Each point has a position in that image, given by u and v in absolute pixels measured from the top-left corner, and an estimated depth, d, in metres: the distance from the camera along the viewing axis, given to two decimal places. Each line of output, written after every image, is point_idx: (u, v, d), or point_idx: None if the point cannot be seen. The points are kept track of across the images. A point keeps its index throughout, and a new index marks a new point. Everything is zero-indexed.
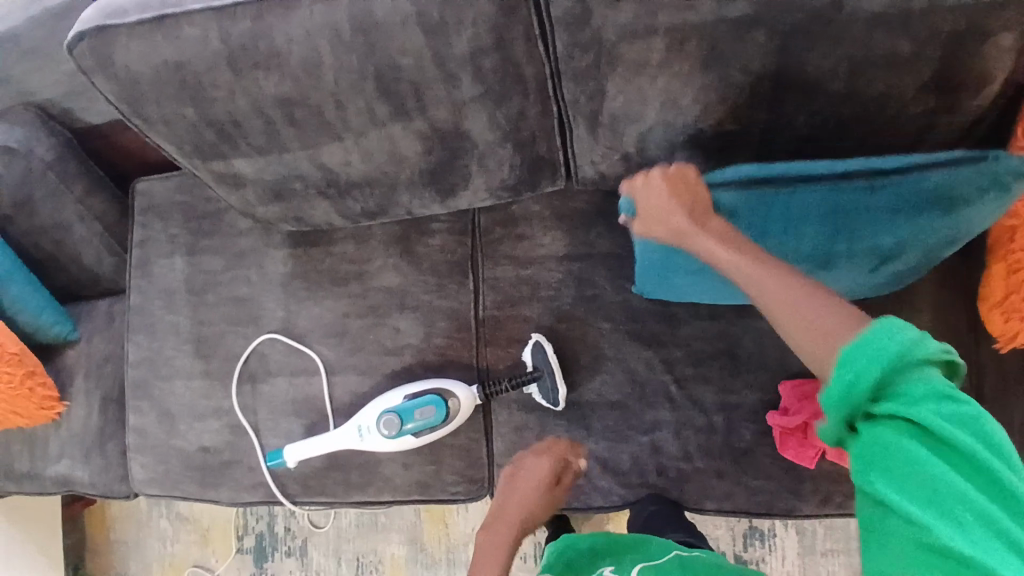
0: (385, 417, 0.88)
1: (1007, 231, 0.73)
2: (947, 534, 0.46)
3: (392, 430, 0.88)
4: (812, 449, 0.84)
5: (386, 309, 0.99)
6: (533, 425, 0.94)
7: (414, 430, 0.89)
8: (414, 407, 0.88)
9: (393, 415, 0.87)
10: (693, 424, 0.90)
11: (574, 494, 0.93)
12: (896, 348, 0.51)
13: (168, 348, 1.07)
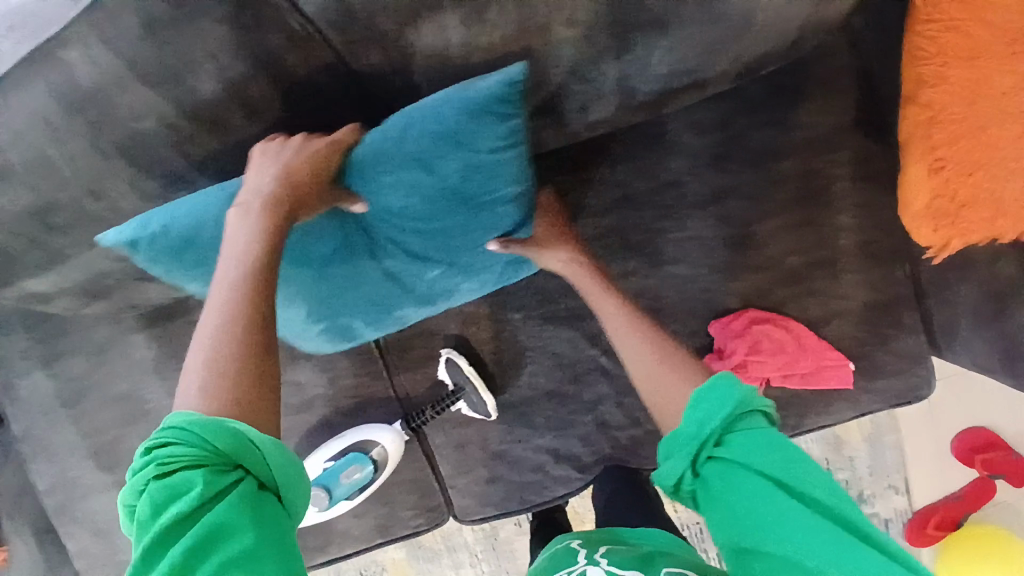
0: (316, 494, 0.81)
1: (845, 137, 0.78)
2: (805, 558, 0.47)
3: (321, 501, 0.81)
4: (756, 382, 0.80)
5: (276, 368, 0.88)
6: (474, 438, 0.88)
7: (346, 492, 0.82)
8: (339, 471, 0.81)
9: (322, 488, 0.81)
10: (633, 390, 0.85)
11: (534, 492, 0.89)
12: (734, 400, 0.54)
13: (69, 468, 0.97)
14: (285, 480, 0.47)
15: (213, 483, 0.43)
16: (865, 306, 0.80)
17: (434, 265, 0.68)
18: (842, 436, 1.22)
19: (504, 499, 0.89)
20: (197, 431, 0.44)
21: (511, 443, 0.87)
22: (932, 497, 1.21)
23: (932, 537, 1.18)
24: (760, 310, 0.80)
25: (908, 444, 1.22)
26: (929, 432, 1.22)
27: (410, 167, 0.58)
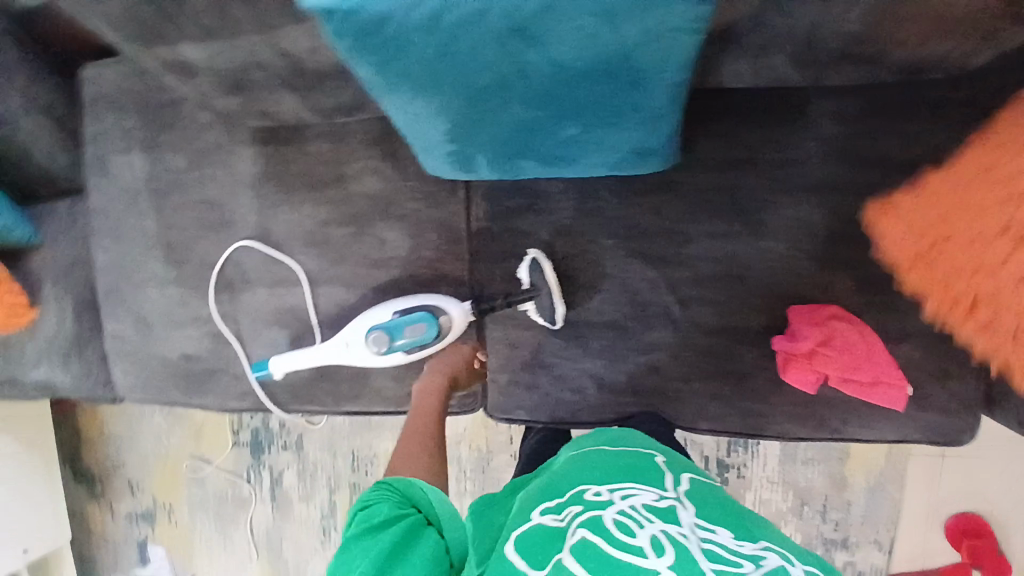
0: (374, 335, 0.83)
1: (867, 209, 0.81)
2: None
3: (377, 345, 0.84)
4: (814, 375, 0.82)
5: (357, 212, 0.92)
6: (527, 342, 0.91)
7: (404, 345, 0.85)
8: (404, 325, 0.84)
9: (383, 333, 0.83)
10: (691, 346, 0.87)
11: (564, 410, 0.92)
12: None
13: (138, 252, 1.01)
14: (444, 510, 0.71)
15: (395, 509, 0.69)
16: (937, 336, 0.83)
17: (572, 125, 0.68)
18: (849, 484, 1.25)
19: (536, 409, 0.93)
20: (390, 485, 0.73)
21: (560, 358, 0.91)
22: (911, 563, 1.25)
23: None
24: (837, 309, 0.83)
25: (904, 509, 1.24)
26: (930, 503, 1.24)
27: (595, 20, 0.56)
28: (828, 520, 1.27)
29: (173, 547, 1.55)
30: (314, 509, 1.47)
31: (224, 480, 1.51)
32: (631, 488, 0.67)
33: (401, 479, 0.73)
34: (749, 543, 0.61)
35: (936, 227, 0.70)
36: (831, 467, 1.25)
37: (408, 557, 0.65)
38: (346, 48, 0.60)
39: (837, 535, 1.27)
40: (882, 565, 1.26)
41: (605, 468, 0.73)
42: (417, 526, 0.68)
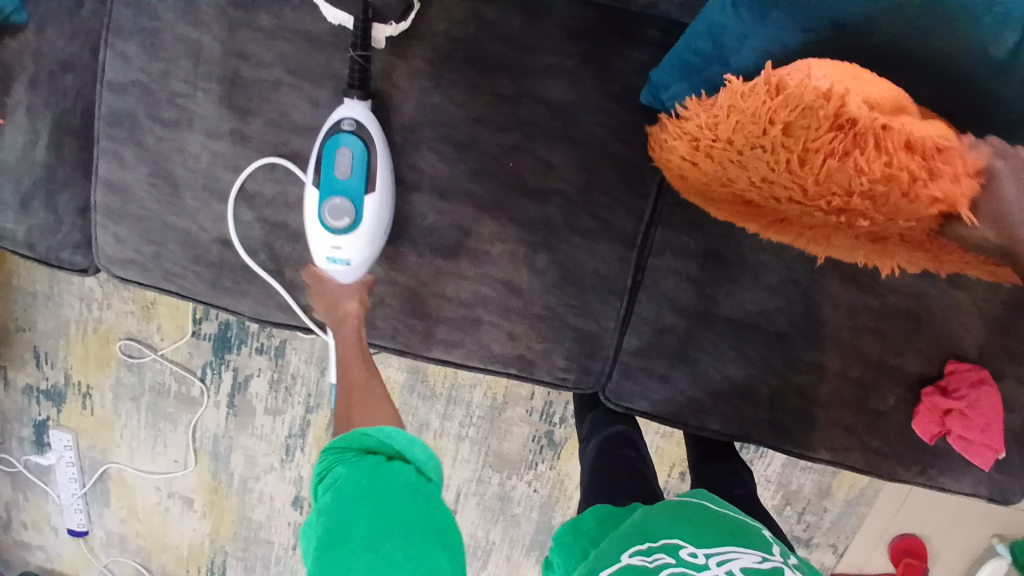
0: (332, 207, 0.62)
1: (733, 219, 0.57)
2: None
3: (360, 213, 0.63)
4: (933, 425, 0.80)
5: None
6: (680, 329, 0.78)
7: (366, 182, 0.64)
8: (342, 162, 0.62)
9: (335, 199, 0.62)
10: (847, 375, 0.80)
11: (689, 411, 0.81)
12: None
13: (187, 80, 0.71)
14: (404, 442, 0.59)
15: (362, 457, 0.58)
16: None
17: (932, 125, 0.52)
18: (833, 494, 1.32)
19: (660, 402, 0.81)
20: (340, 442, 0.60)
21: (708, 356, 0.79)
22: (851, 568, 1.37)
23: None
24: (979, 371, 0.79)
25: (867, 522, 1.33)
26: (886, 525, 1.34)
27: None
28: (803, 521, 1.34)
29: (83, 433, 1.29)
30: (280, 425, 1.25)
31: (168, 372, 1.23)
32: (739, 547, 0.62)
33: (352, 431, 0.61)
34: None
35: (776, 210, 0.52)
36: (822, 478, 1.31)
37: (387, 484, 0.55)
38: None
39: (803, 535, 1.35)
40: (831, 565, 1.37)
41: (703, 519, 0.67)
42: (378, 467, 0.56)
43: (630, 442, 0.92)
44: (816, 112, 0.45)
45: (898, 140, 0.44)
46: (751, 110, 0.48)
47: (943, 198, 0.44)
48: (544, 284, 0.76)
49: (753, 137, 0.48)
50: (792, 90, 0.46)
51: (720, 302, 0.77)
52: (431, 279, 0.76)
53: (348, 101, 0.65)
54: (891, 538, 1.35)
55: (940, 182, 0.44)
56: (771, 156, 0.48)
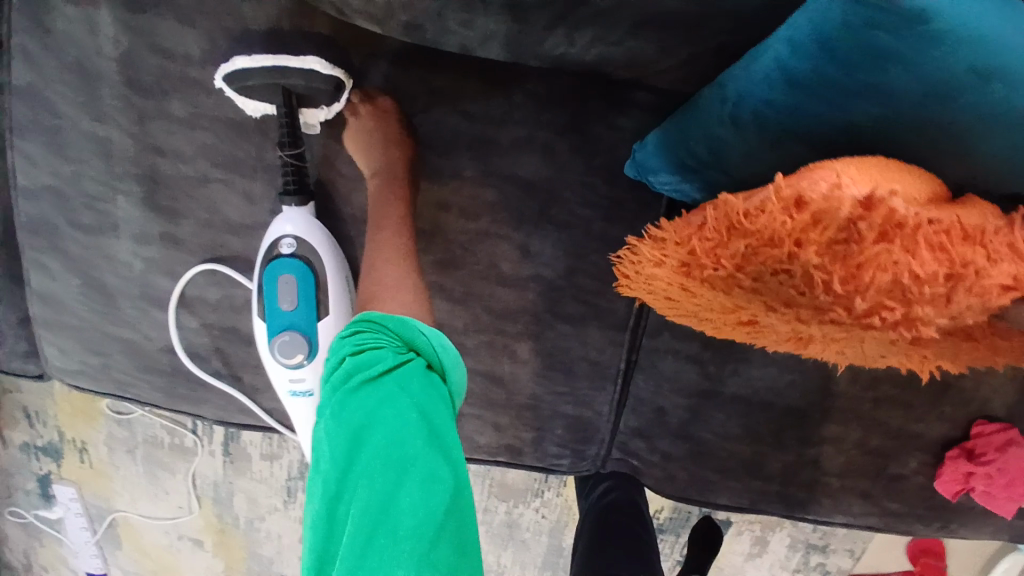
0: (283, 344, 0.56)
1: (741, 325, 0.43)
2: None
3: (316, 342, 0.57)
4: (958, 483, 0.73)
5: (226, 62, 0.54)
6: (681, 410, 0.71)
7: (318, 304, 0.57)
8: (284, 298, 0.56)
9: (283, 336, 0.56)
10: (867, 442, 0.73)
11: (698, 488, 0.75)
12: None
13: (111, 185, 0.62)
14: (449, 359, 0.47)
15: (399, 357, 0.44)
16: None
17: None
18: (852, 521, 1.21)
19: (663, 479, 0.75)
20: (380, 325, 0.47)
21: (714, 433, 0.72)
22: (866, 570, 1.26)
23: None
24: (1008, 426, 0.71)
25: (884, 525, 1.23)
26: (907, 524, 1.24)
27: None
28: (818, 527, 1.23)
29: (85, 483, 1.27)
30: (279, 469, 1.22)
31: (160, 424, 1.20)
32: None
33: (389, 313, 0.48)
34: None
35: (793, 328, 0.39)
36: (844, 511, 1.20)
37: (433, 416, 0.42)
38: (844, 21, 0.36)
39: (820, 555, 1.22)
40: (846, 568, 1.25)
41: None
42: (415, 378, 0.43)
43: (637, 500, 0.75)
44: (852, 226, 0.31)
45: (954, 234, 0.32)
46: (763, 231, 0.33)
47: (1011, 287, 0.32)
48: (529, 374, 0.69)
49: (770, 262, 0.33)
50: (819, 203, 0.31)
51: (726, 381, 0.69)
52: None
53: (286, 210, 0.57)
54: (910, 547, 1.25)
55: (1004, 266, 0.32)
56: (797, 283, 0.32)
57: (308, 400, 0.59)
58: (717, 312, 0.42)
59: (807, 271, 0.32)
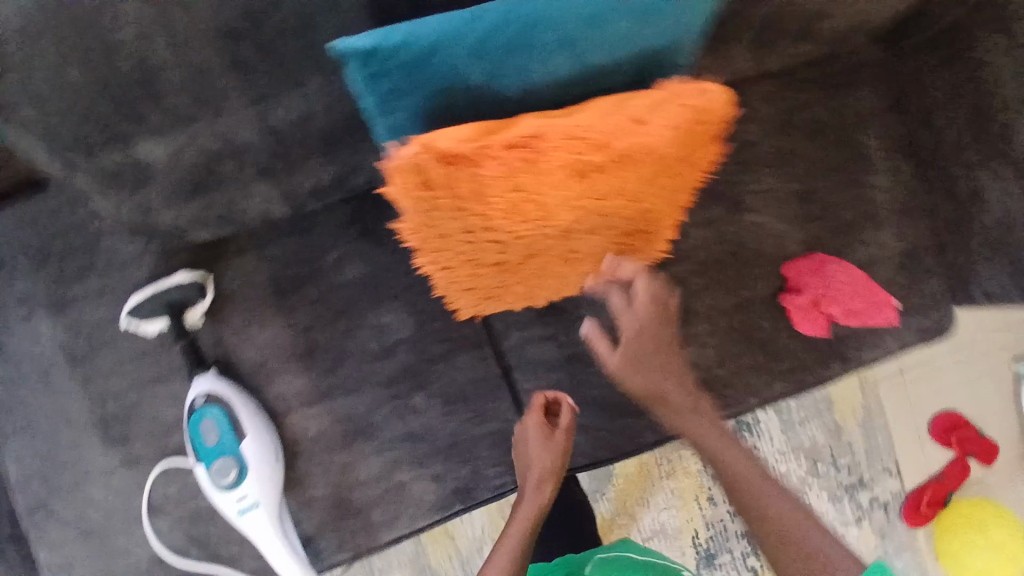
0: (217, 473, 0.71)
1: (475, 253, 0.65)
2: None
3: (244, 460, 0.73)
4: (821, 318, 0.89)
5: (125, 309, 0.79)
6: (566, 382, 0.86)
7: (235, 432, 0.74)
8: (207, 439, 0.73)
9: (216, 467, 0.72)
10: (717, 330, 0.89)
11: (626, 440, 0.87)
12: None
13: (80, 441, 0.80)
14: None
15: None
16: (906, 251, 0.92)
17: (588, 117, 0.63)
18: (831, 411, 1.31)
19: (593, 447, 0.87)
20: None
21: (602, 386, 0.86)
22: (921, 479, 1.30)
23: (926, 516, 1.27)
24: (812, 254, 0.91)
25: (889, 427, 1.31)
26: (910, 409, 1.32)
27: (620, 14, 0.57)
28: (842, 467, 1.30)
29: None
30: None
31: None
32: None
33: None
34: None
35: (490, 230, 0.62)
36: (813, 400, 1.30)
37: None
38: (366, 51, 0.54)
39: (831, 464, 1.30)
40: (900, 489, 1.31)
41: None
42: None
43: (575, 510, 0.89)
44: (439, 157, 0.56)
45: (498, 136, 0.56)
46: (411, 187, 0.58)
47: (565, 143, 0.57)
48: (438, 418, 0.83)
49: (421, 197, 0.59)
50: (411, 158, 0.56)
51: (579, 341, 0.86)
52: (347, 472, 0.82)
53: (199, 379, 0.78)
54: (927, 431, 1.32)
55: (546, 137, 0.57)
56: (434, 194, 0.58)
57: (256, 512, 0.72)
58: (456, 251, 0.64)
59: (455, 188, 0.58)
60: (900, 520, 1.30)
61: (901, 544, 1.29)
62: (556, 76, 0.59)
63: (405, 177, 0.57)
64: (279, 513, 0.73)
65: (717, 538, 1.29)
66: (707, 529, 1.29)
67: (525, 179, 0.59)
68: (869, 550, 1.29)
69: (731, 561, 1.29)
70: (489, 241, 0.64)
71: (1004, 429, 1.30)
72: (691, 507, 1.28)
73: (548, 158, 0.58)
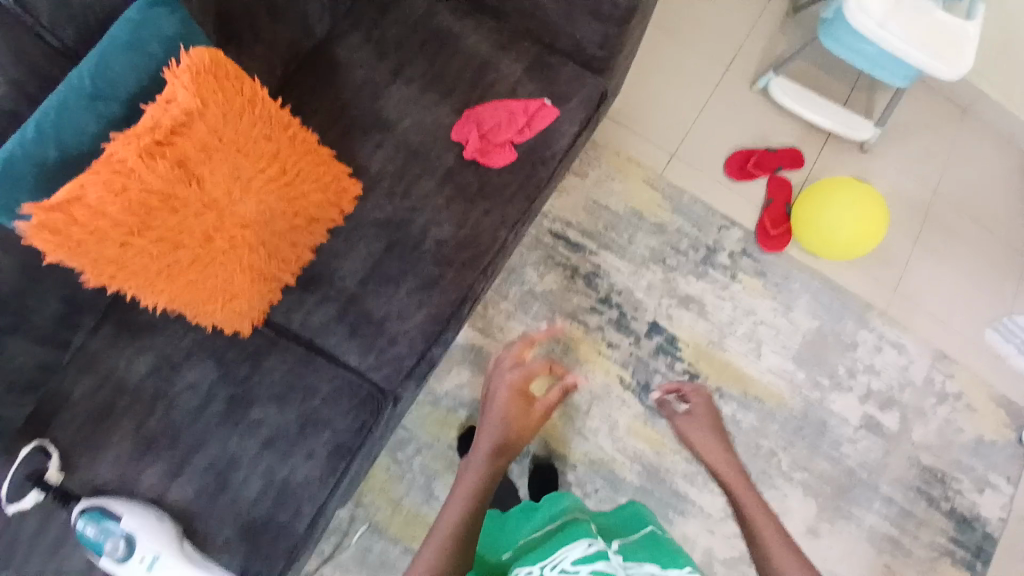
0: (111, 547, 0.81)
1: (162, 260, 0.82)
2: None
3: (128, 528, 0.82)
4: (506, 146, 1.08)
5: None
6: (359, 322, 1.00)
7: (112, 518, 0.83)
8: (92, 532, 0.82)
9: (108, 545, 0.81)
10: (440, 210, 1.06)
11: (431, 326, 1.01)
12: None
13: None
14: None
15: None
16: (528, 64, 1.12)
17: None
18: (644, 217, 1.49)
19: (412, 347, 1.00)
20: None
21: (386, 304, 1.01)
22: (757, 212, 1.51)
23: (778, 236, 1.47)
24: (472, 108, 1.08)
25: (695, 195, 1.51)
26: (707, 170, 1.53)
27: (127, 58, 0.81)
28: (687, 249, 1.47)
29: None
30: None
31: None
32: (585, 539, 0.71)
33: None
34: (677, 572, 0.67)
35: (152, 236, 0.80)
36: (624, 218, 1.49)
37: None
38: None
39: (677, 253, 1.47)
40: (744, 233, 1.49)
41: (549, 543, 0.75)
42: None
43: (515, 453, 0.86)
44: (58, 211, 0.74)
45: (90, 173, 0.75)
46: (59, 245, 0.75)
47: (138, 147, 0.77)
48: (280, 415, 0.95)
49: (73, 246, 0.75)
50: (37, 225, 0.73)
51: (344, 285, 1.02)
52: (237, 503, 0.92)
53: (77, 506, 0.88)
54: (724, 172, 1.52)
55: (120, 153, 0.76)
56: (80, 237, 0.75)
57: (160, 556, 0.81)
58: (147, 267, 0.81)
59: (89, 223, 0.75)
60: (761, 251, 1.48)
61: (773, 269, 1.47)
62: (111, 116, 0.81)
63: (46, 241, 0.73)
64: (181, 551, 0.82)
65: (639, 369, 1.40)
66: (627, 368, 1.40)
67: (128, 183, 0.76)
68: (759, 288, 1.46)
69: (662, 377, 1.39)
70: (156, 244, 0.80)
71: (779, 133, 1.56)
72: (601, 362, 1.40)
73: (137, 163, 0.77)
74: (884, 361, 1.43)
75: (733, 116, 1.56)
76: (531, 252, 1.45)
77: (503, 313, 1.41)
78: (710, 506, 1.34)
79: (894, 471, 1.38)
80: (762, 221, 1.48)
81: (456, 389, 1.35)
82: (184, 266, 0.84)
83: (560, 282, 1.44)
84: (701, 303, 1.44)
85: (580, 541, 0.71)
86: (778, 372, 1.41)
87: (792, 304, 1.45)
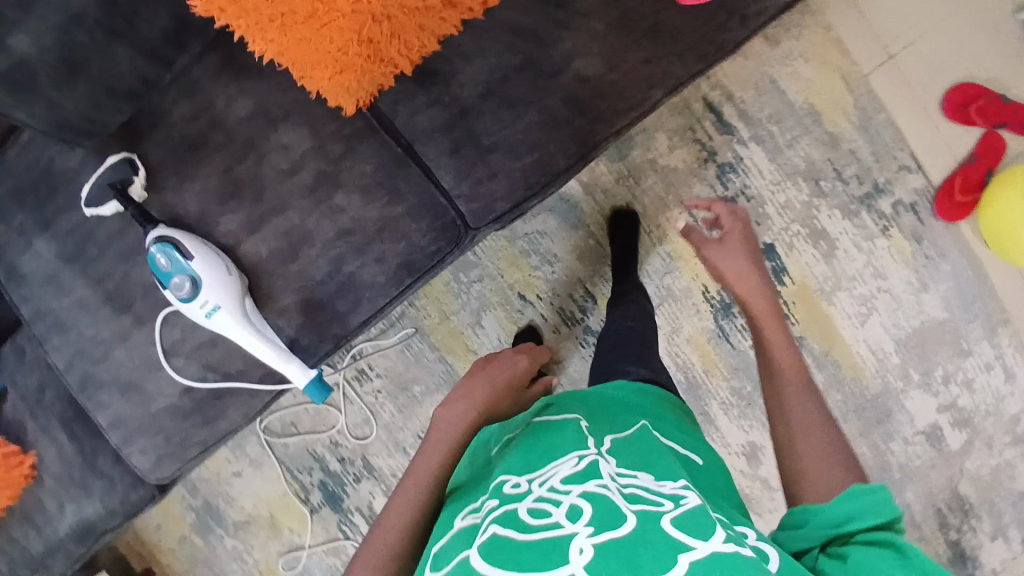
0: (177, 286, 0.85)
1: (275, 4, 0.82)
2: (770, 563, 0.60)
3: (195, 273, 0.85)
4: None
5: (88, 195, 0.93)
6: (462, 139, 0.89)
7: (183, 256, 0.86)
8: (163, 266, 0.86)
9: (175, 283, 0.85)
10: (596, 38, 0.87)
11: (535, 173, 0.89)
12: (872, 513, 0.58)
13: (100, 318, 0.98)
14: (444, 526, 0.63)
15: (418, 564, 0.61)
16: None
17: None
18: (820, 122, 1.23)
19: (510, 191, 0.90)
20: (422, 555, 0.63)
21: (498, 132, 0.89)
22: (952, 167, 1.22)
23: (963, 204, 1.20)
24: None
25: (893, 120, 1.22)
26: (920, 93, 1.22)
27: None
28: (849, 178, 1.23)
29: None
30: None
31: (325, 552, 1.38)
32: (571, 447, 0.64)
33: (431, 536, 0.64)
34: (670, 483, 0.60)
35: None
36: (796, 114, 1.23)
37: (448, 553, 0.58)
38: None
39: (835, 177, 1.23)
40: (924, 184, 1.22)
41: (529, 445, 0.68)
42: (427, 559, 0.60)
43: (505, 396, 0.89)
44: None
45: None
46: None
47: None
48: (357, 209, 0.91)
49: None
50: None
51: (462, 94, 0.89)
52: (302, 277, 0.93)
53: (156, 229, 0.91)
54: (942, 103, 1.21)
55: None
56: None
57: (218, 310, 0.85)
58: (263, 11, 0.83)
59: None
60: (930, 212, 1.23)
61: (931, 239, 1.23)
62: None
63: None
64: (238, 308, 0.87)
65: None
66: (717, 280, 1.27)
67: None
68: (904, 252, 1.24)
69: None
70: None
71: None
72: (694, 264, 1.28)
73: None
74: (987, 381, 1.25)
75: (984, 42, 1.20)
76: (672, 117, 1.25)
77: (614, 175, 1.28)
78: (732, 437, 1.30)
79: (935, 484, 1.27)
80: (953, 179, 1.21)
81: (535, 235, 1.30)
82: (295, 18, 0.83)
83: (688, 164, 1.26)
84: (832, 243, 1.25)
85: (569, 454, 0.63)
86: (874, 345, 1.26)
87: (931, 284, 1.24)
